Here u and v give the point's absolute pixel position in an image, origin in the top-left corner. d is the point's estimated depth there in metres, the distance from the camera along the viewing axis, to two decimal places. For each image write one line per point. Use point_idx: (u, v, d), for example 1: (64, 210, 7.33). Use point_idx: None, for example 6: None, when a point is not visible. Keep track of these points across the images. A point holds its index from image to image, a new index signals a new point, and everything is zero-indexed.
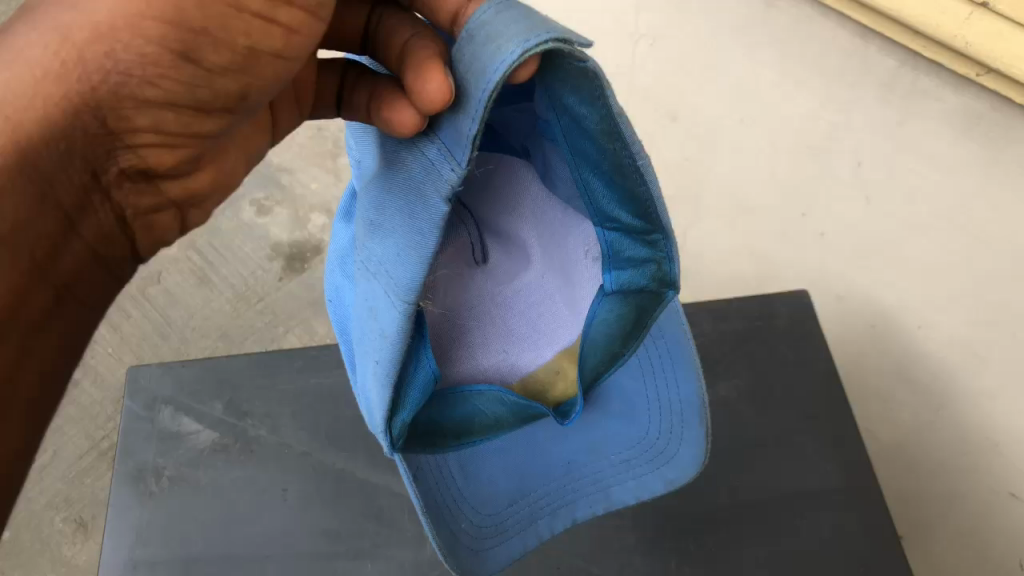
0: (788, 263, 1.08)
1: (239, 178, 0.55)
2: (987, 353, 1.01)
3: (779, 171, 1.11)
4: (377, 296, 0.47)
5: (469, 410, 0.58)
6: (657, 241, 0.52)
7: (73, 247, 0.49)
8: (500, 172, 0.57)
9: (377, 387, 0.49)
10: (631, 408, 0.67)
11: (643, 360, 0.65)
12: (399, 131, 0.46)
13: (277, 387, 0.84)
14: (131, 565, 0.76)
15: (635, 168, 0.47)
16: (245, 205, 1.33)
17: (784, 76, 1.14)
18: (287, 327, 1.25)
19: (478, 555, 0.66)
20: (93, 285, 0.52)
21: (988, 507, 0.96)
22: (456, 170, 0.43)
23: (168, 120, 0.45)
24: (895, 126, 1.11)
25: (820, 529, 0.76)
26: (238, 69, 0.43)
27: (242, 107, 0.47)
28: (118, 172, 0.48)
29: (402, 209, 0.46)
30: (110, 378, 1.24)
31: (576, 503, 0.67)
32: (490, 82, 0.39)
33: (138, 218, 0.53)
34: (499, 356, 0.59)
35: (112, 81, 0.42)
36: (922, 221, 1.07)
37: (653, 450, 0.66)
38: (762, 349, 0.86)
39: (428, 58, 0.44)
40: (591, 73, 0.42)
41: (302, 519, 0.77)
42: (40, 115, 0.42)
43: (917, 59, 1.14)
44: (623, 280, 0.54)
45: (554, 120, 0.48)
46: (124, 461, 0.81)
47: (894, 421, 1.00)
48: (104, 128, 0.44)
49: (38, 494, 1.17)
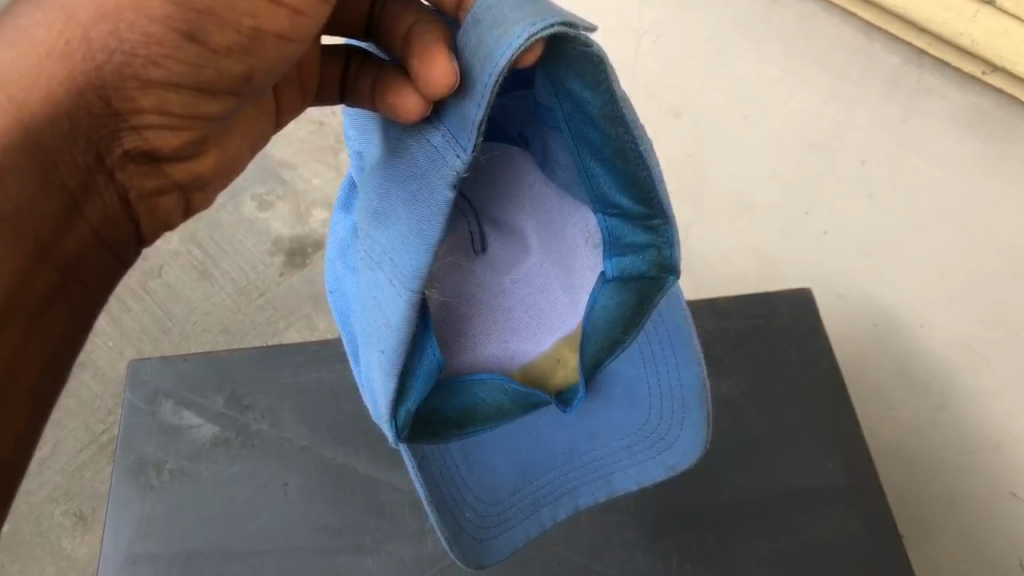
0: (788, 262, 1.09)
1: (242, 164, 0.55)
2: (989, 353, 1.00)
3: (783, 170, 1.11)
4: (382, 285, 0.47)
5: (470, 399, 0.58)
6: (659, 226, 0.52)
7: (76, 229, 0.49)
8: (498, 160, 0.56)
9: (381, 377, 0.49)
10: (632, 395, 0.66)
11: (644, 347, 0.65)
12: (404, 118, 0.46)
13: (278, 381, 0.84)
14: (132, 558, 0.75)
15: (637, 154, 0.47)
16: (246, 200, 1.33)
17: (787, 74, 1.13)
18: (287, 323, 1.24)
19: (481, 544, 0.66)
20: (97, 267, 0.52)
21: (988, 506, 0.96)
22: (461, 157, 0.43)
23: (173, 101, 0.45)
24: (898, 125, 1.09)
25: (821, 528, 0.76)
26: (243, 51, 0.43)
27: (246, 89, 0.47)
28: (123, 154, 0.47)
29: (406, 197, 0.45)
30: (110, 372, 1.24)
31: (578, 491, 0.67)
32: (497, 67, 0.39)
33: (142, 201, 0.51)
34: (499, 346, 0.58)
35: (116, 61, 0.42)
36: (925, 220, 1.06)
37: (654, 436, 0.66)
38: (764, 347, 0.86)
39: (432, 44, 0.44)
40: (596, 58, 0.42)
41: (303, 513, 0.77)
42: (44, 94, 0.42)
43: (922, 58, 1.12)
44: (624, 266, 0.55)
45: (556, 106, 0.48)
46: (125, 454, 0.81)
47: (895, 421, 1.01)
48: (107, 108, 0.44)
49: (38, 487, 1.17)
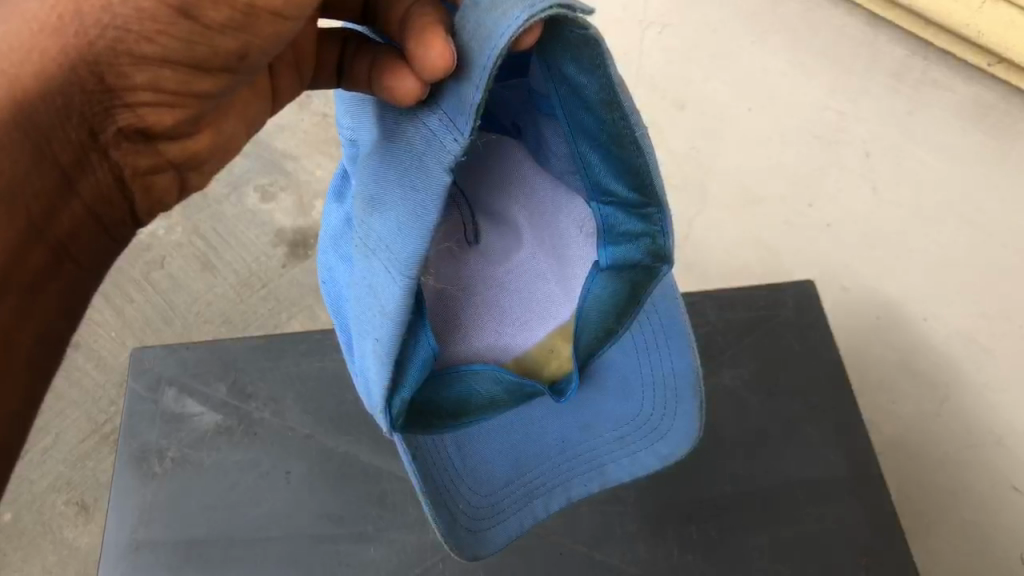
0: (791, 253, 1.10)
1: (238, 145, 0.55)
2: (993, 345, 0.99)
3: (787, 163, 1.10)
4: (377, 273, 0.46)
5: (466, 390, 0.57)
6: (653, 214, 0.51)
7: (71, 208, 0.48)
8: (492, 151, 0.56)
9: (376, 365, 0.49)
10: (626, 385, 0.66)
11: (638, 336, 0.64)
12: (401, 101, 0.46)
13: (281, 369, 0.84)
14: (133, 546, 0.75)
15: (632, 139, 0.46)
16: (249, 191, 1.33)
17: (793, 66, 1.09)
18: (290, 313, 1.25)
19: (476, 535, 0.65)
20: (90, 246, 0.51)
21: (989, 499, 0.96)
22: (459, 141, 0.43)
23: (167, 77, 0.45)
24: (903, 116, 1.06)
25: (822, 518, 0.75)
26: (237, 27, 0.43)
27: (242, 67, 0.47)
28: (117, 131, 0.47)
29: (402, 183, 0.45)
30: (113, 362, 1.24)
31: (573, 481, 0.66)
32: (496, 48, 0.39)
33: (137, 179, 0.51)
34: (493, 336, 0.57)
35: (110, 36, 0.42)
36: (932, 214, 1.04)
37: (647, 426, 0.66)
38: (768, 337, 0.85)
39: (429, 24, 0.44)
40: (593, 41, 0.41)
41: (305, 501, 0.77)
42: (38, 70, 0.42)
43: (929, 49, 1.05)
44: (618, 255, 0.54)
45: (552, 92, 0.47)
46: (128, 442, 0.81)
47: (891, 412, 1.02)
48: (101, 84, 0.43)
49: (40, 477, 1.17)
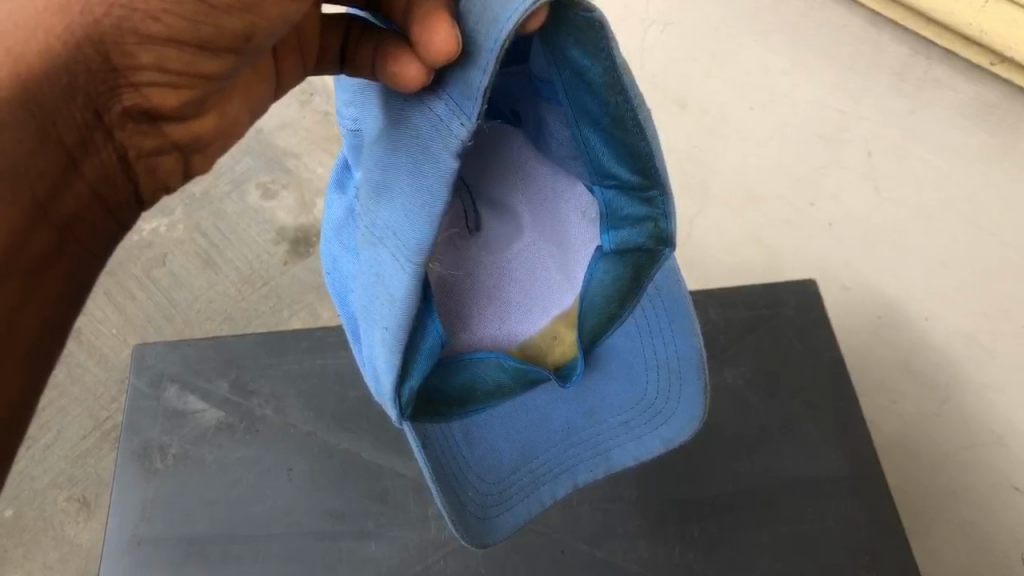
0: (793, 252, 1.11)
1: (241, 130, 0.55)
2: (993, 345, 0.97)
3: (788, 162, 1.10)
4: (384, 261, 0.46)
5: (470, 378, 0.57)
6: (655, 198, 0.51)
7: (74, 188, 0.49)
8: (493, 138, 0.56)
9: (384, 354, 0.48)
10: (630, 369, 0.66)
11: (641, 320, 0.64)
12: (405, 86, 0.46)
13: (283, 366, 0.84)
14: (136, 540, 0.75)
15: (635, 122, 0.46)
16: (250, 188, 1.34)
17: (794, 64, 1.06)
18: (292, 311, 1.25)
19: (485, 523, 0.65)
20: (94, 227, 0.52)
21: (989, 498, 0.95)
22: (466, 125, 0.43)
23: (171, 58, 0.44)
24: (905, 116, 1.02)
25: (824, 517, 0.75)
26: (243, 7, 0.43)
27: (247, 49, 0.47)
28: (121, 111, 0.47)
29: (408, 168, 0.45)
30: (114, 360, 1.24)
31: (577, 468, 0.66)
32: (502, 31, 0.39)
33: (141, 161, 0.51)
34: (498, 324, 0.57)
35: (116, 15, 0.42)
36: (931, 211, 1.02)
37: (651, 410, 0.65)
38: (768, 336, 0.85)
39: (433, 8, 0.44)
40: (597, 25, 0.41)
41: (308, 497, 0.77)
42: (43, 48, 0.42)
43: (930, 47, 1.00)
44: (620, 239, 0.54)
45: (555, 76, 0.47)
46: (131, 438, 0.81)
47: (898, 416, 1.03)
48: (106, 64, 0.43)
49: (41, 473, 1.17)
